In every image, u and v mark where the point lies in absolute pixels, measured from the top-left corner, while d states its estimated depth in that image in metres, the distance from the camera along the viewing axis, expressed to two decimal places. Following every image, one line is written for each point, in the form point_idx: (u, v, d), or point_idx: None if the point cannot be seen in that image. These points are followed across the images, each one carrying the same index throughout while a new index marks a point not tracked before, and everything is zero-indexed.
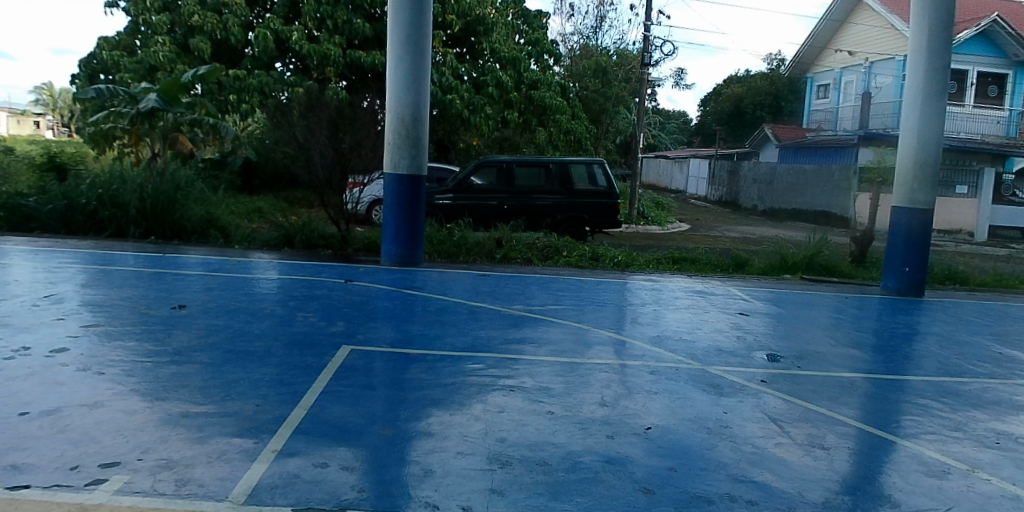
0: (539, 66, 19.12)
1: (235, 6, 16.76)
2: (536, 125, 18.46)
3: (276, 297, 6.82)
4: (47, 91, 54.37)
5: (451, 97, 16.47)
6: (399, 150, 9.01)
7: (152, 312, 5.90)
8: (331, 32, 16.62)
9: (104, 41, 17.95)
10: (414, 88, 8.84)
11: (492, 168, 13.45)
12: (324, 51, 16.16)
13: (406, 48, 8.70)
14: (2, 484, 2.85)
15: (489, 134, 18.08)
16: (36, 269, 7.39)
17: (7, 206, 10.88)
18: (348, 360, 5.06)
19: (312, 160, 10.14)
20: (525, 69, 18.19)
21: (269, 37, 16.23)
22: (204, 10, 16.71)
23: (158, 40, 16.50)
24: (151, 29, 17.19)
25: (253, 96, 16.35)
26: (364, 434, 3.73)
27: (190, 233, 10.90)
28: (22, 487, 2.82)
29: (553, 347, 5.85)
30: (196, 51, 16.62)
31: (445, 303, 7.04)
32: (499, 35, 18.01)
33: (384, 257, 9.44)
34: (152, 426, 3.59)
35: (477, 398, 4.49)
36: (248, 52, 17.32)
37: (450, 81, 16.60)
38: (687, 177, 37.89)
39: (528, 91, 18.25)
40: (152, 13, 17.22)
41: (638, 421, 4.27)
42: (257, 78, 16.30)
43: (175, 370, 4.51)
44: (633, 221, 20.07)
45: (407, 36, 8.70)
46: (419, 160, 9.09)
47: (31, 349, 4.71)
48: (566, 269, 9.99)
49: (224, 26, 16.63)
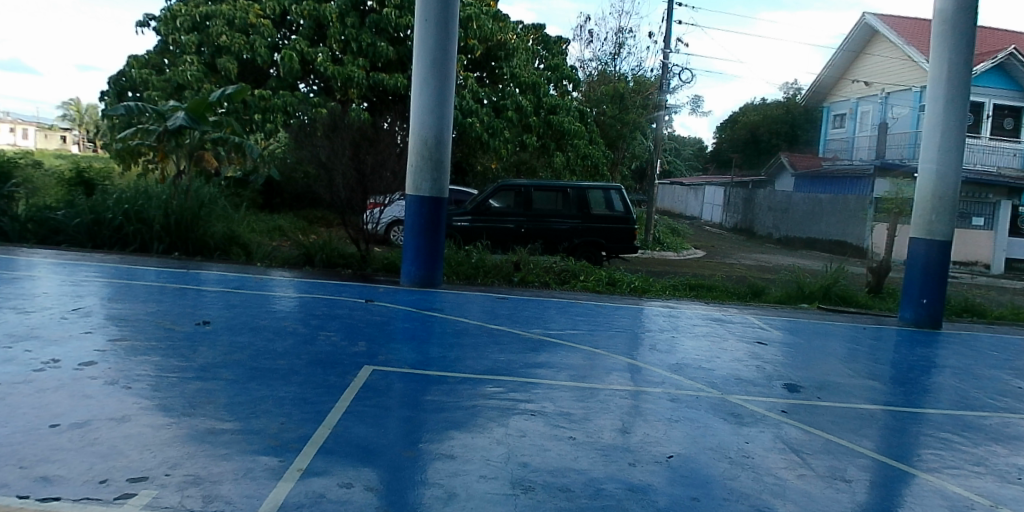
0: (558, 91, 19.41)
1: (262, 27, 17.07)
2: (554, 149, 18.57)
3: (298, 315, 6.82)
4: (74, 106, 57.01)
5: (471, 121, 16.65)
6: (421, 172, 9.05)
7: (178, 327, 5.93)
8: (355, 54, 16.88)
9: (133, 59, 18.28)
10: (437, 111, 8.91)
11: (510, 191, 13.52)
12: (348, 73, 16.41)
13: (431, 72, 8.77)
14: (34, 495, 2.87)
15: (508, 158, 18.13)
16: (62, 283, 7.43)
17: (36, 219, 11.12)
18: (370, 380, 5.07)
19: (333, 179, 10.22)
20: (545, 94, 18.38)
21: (295, 58, 16.46)
22: (232, 30, 17.01)
23: (186, 60, 16.85)
24: (180, 48, 17.56)
25: (278, 116, 16.67)
26: (387, 455, 3.74)
27: (212, 250, 10.94)
28: (52, 500, 2.84)
29: (572, 372, 5.83)
30: (224, 70, 16.92)
31: (464, 326, 7.03)
32: (519, 60, 18.20)
33: (403, 277, 9.45)
34: (179, 442, 3.63)
35: (497, 422, 4.48)
36: (273, 72, 17.56)
37: (470, 105, 16.79)
38: (703, 204, 38.03)
39: (547, 115, 18.36)
40: (181, 33, 17.53)
41: (659, 449, 4.24)
42: (282, 98, 16.67)
43: (201, 386, 4.54)
44: (650, 246, 20.16)
45: (432, 58, 8.78)
46: (440, 183, 9.13)
47: (60, 361, 4.75)
48: (585, 293, 9.99)
49: (251, 47, 16.94)
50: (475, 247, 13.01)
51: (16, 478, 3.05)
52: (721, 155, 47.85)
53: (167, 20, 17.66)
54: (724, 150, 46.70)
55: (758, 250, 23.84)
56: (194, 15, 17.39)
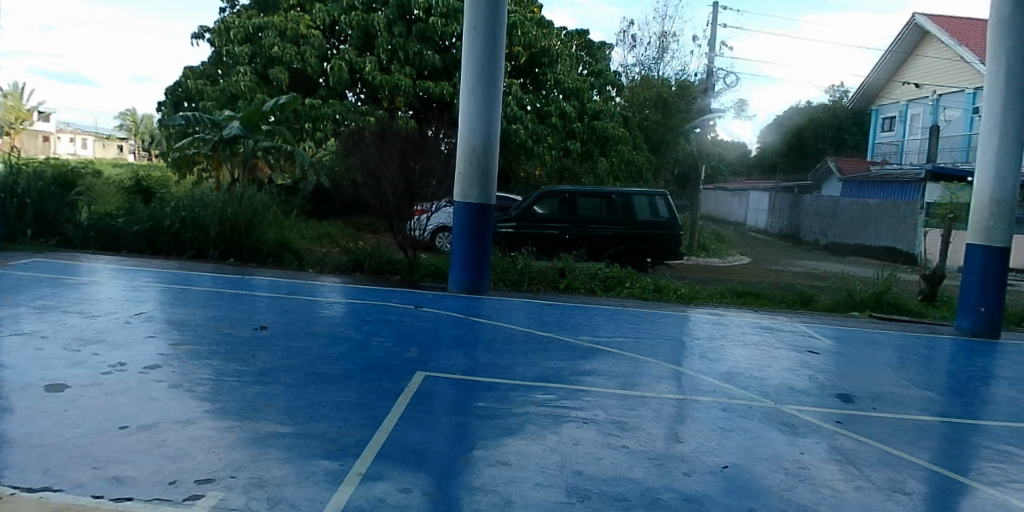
0: (602, 97, 19.39)
1: (312, 38, 17.42)
2: (598, 155, 18.58)
3: (350, 321, 6.94)
4: (132, 116, 59.35)
5: (515, 127, 16.69)
6: (469, 179, 9.10)
7: (236, 332, 6.08)
8: (403, 63, 17.10)
9: (189, 71, 18.85)
10: (485, 119, 8.96)
11: (555, 198, 13.50)
12: (395, 82, 16.71)
13: (480, 80, 8.84)
14: (108, 495, 2.99)
15: (551, 164, 18.11)
16: (124, 288, 7.70)
17: (98, 227, 11.48)
18: (422, 385, 5.12)
19: (382, 187, 10.37)
20: (588, 100, 18.22)
21: (344, 67, 16.80)
22: (284, 41, 17.45)
23: (240, 71, 17.33)
24: (234, 59, 17.98)
25: (327, 125, 17.00)
26: (442, 460, 3.77)
27: (266, 256, 11.27)
28: (126, 500, 2.95)
29: (622, 380, 5.79)
30: (276, 80, 17.27)
31: (512, 332, 7.06)
32: (563, 67, 18.14)
33: (450, 283, 9.55)
34: (242, 445, 3.72)
35: (550, 429, 4.48)
36: (322, 81, 17.88)
37: (515, 111, 16.80)
38: (747, 209, 37.53)
39: (590, 121, 18.27)
40: (234, 44, 18.06)
41: (713, 459, 4.18)
42: (331, 107, 16.96)
43: (261, 390, 4.65)
44: (694, 253, 19.99)
45: (480, 66, 8.84)
46: (488, 190, 9.16)
47: (127, 365, 4.91)
48: (631, 300, 9.92)
49: (301, 57, 17.26)
50: (520, 254, 13.02)
51: (91, 478, 3.17)
52: (766, 159, 47.31)
53: (222, 31, 18.39)
54: (768, 155, 46.09)
55: (804, 256, 23.42)
56: (246, 27, 17.89)
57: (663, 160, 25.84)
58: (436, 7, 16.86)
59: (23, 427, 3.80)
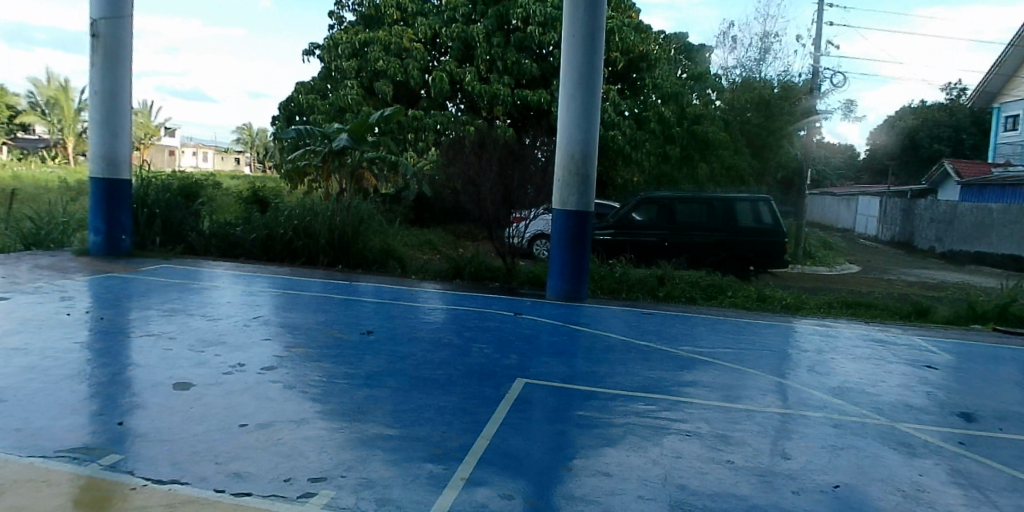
0: (702, 100, 19.05)
1: (415, 51, 18.09)
2: (698, 159, 18.15)
3: (450, 327, 7.05)
4: (248, 131, 63.56)
5: (614, 133, 16.70)
6: (567, 186, 9.09)
7: (345, 336, 6.31)
8: (501, 73, 17.49)
9: (301, 85, 19.95)
10: (584, 125, 8.93)
11: (653, 204, 13.28)
12: (494, 91, 17.08)
13: (578, 87, 8.83)
14: (229, 490, 3.17)
15: (650, 171, 17.75)
16: (242, 293, 8.17)
17: (219, 234, 12.22)
18: (523, 393, 5.12)
19: (482, 195, 10.56)
20: (688, 104, 18.01)
21: (444, 78, 17.28)
22: (388, 55, 18.13)
23: (347, 85, 18.08)
24: (341, 73, 18.72)
25: (429, 135, 17.60)
26: (543, 468, 3.74)
27: (371, 263, 11.70)
28: (245, 495, 3.11)
29: (725, 392, 5.58)
30: (381, 93, 18.02)
31: (610, 341, 6.96)
32: (662, 70, 18.01)
33: (548, 291, 9.57)
34: (352, 445, 3.84)
35: (651, 441, 4.36)
36: (424, 93, 18.51)
37: (612, 117, 16.80)
38: (855, 215, 35.63)
39: (690, 126, 17.95)
40: (342, 60, 18.80)
41: (823, 478, 3.94)
42: (433, 117, 17.54)
43: (369, 393, 4.79)
44: (800, 261, 19.19)
45: (578, 73, 8.83)
46: (587, 197, 9.12)
47: (246, 366, 5.19)
48: (733, 310, 9.58)
49: (405, 70, 17.97)
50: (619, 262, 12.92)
51: (215, 473, 3.36)
52: (876, 162, 45.02)
53: (331, 48, 19.02)
54: (878, 157, 43.67)
55: (919, 265, 21.94)
56: (354, 43, 18.57)
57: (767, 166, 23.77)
58: (535, 16, 17.06)
59: (154, 421, 4.08)
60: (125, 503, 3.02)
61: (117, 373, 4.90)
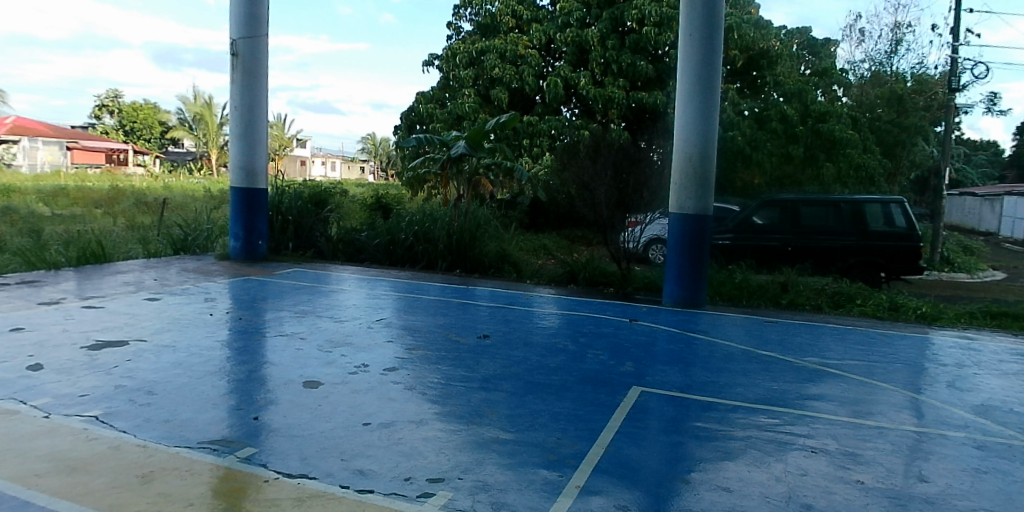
0: (827, 96, 17.89)
1: (530, 58, 18.24)
2: (824, 160, 16.97)
3: (565, 332, 7.02)
4: (372, 140, 66.63)
5: (733, 134, 16.81)
6: (685, 190, 8.84)
7: (462, 339, 6.41)
8: (616, 75, 17.39)
9: (421, 96, 20.71)
10: (703, 125, 8.65)
11: (775, 207, 12.72)
12: (609, 94, 17.06)
13: (696, 86, 8.59)
14: (353, 486, 3.28)
15: (771, 173, 17.26)
16: (366, 295, 8.52)
17: (345, 240, 12.86)
18: (639, 401, 4.99)
19: (596, 199, 10.45)
20: (813, 101, 17.01)
21: (560, 83, 17.33)
22: (504, 62, 18.34)
23: (464, 94, 18.39)
24: (459, 82, 19.23)
25: (544, 140, 17.84)
26: (658, 480, 3.60)
27: (487, 267, 11.85)
28: (368, 492, 3.21)
29: (855, 408, 5.20)
30: (497, 101, 18.43)
31: (730, 350, 6.68)
32: (784, 67, 17.62)
33: (665, 296, 9.39)
34: (469, 448, 3.86)
35: (775, 456, 4.11)
36: (539, 99, 18.67)
37: (732, 118, 16.87)
38: (1002, 217, 32.55)
39: (816, 124, 16.94)
40: (460, 68, 19.27)
41: (964, 504, 3.56)
42: (548, 123, 17.69)
43: (486, 396, 4.83)
44: (936, 267, 17.82)
45: (696, 72, 8.59)
46: (705, 200, 8.83)
47: (369, 366, 5.38)
48: (862, 319, 8.96)
49: (520, 76, 18.21)
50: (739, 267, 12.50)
51: (341, 469, 3.49)
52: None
53: (450, 58, 19.77)
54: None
55: None
56: (471, 52, 18.92)
57: (897, 164, 22.04)
58: (650, 17, 16.86)
59: (286, 417, 4.30)
60: (259, 495, 3.19)
61: (254, 370, 5.21)
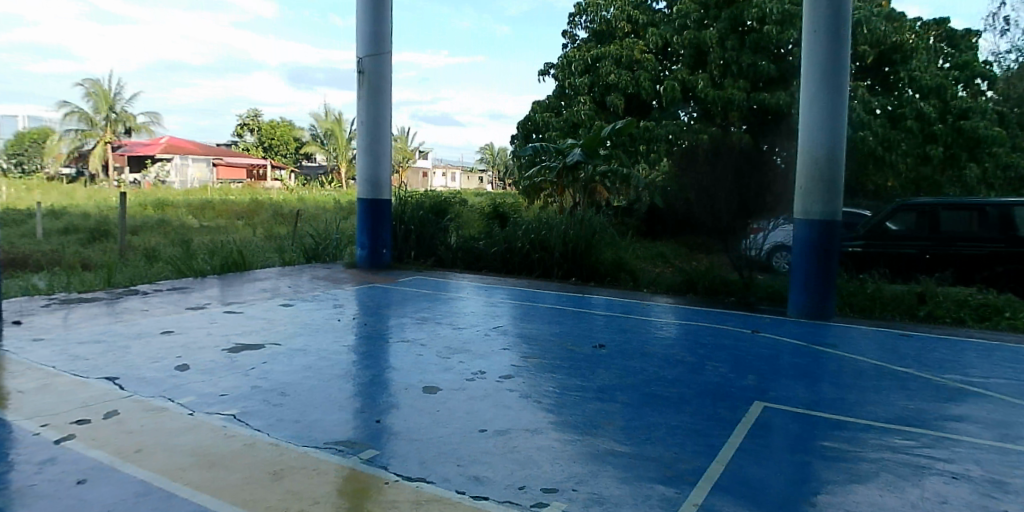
0: (969, 91, 16.93)
1: (646, 63, 18.42)
2: (966, 160, 16.21)
3: (682, 343, 6.82)
4: (491, 150, 67.50)
5: (864, 134, 15.35)
6: (810, 194, 8.46)
7: (579, 349, 6.37)
8: (736, 76, 16.85)
9: (536, 105, 20.59)
10: (829, 126, 8.22)
11: (912, 211, 12.01)
12: (728, 97, 16.58)
13: (821, 85, 8.19)
14: (468, 492, 3.31)
15: (908, 175, 16.55)
16: (483, 303, 8.66)
17: (464, 249, 13.15)
18: (761, 417, 4.75)
19: (716, 204, 10.54)
20: (953, 97, 16.17)
21: (677, 87, 17.29)
22: (620, 68, 18.66)
23: (581, 101, 18.86)
24: (575, 90, 19.51)
25: (661, 145, 17.51)
26: (781, 500, 3.39)
27: (603, 275, 11.79)
28: (483, 499, 3.23)
29: (1007, 432, 4.69)
30: (613, 107, 18.59)
31: (861, 366, 6.23)
32: (920, 62, 16.45)
33: (789, 307, 8.95)
34: (583, 458, 3.81)
35: (912, 480, 3.78)
36: (656, 104, 18.62)
37: (863, 117, 15.39)
38: None
39: (956, 121, 16.08)
40: (575, 76, 19.59)
41: None
42: (665, 127, 17.40)
43: (601, 407, 4.76)
44: None
45: (822, 70, 8.20)
46: (833, 205, 8.41)
47: (486, 373, 5.45)
48: (1013, 334, 8.13)
49: (637, 82, 18.33)
50: (869, 276, 11.98)
51: (457, 474, 3.54)
52: None
53: (565, 66, 19.97)
54: None
55: None
56: (587, 59, 19.27)
57: None
58: (772, 15, 16.22)
59: (407, 421, 4.42)
60: (381, 495, 3.28)
61: (379, 374, 5.41)
